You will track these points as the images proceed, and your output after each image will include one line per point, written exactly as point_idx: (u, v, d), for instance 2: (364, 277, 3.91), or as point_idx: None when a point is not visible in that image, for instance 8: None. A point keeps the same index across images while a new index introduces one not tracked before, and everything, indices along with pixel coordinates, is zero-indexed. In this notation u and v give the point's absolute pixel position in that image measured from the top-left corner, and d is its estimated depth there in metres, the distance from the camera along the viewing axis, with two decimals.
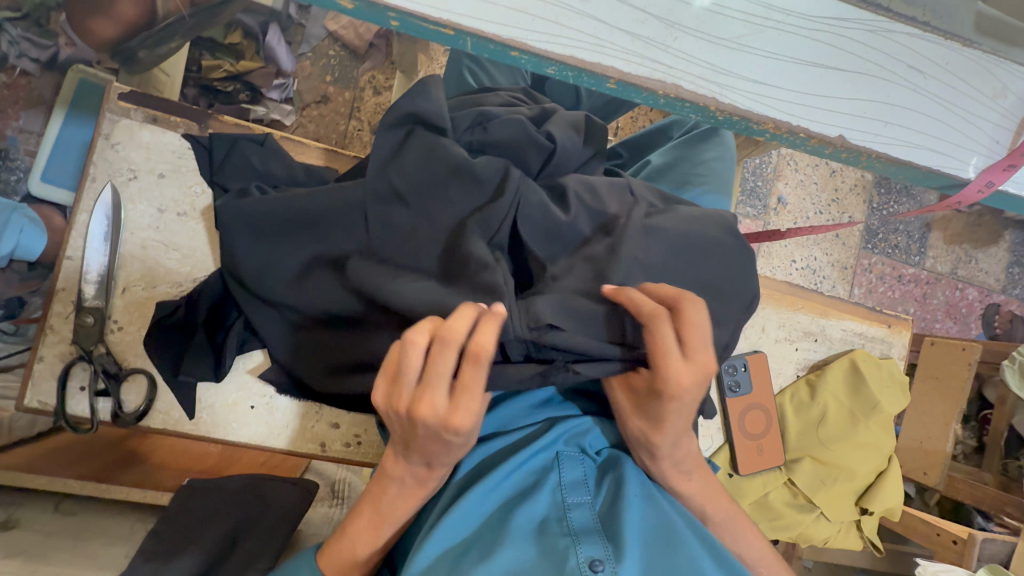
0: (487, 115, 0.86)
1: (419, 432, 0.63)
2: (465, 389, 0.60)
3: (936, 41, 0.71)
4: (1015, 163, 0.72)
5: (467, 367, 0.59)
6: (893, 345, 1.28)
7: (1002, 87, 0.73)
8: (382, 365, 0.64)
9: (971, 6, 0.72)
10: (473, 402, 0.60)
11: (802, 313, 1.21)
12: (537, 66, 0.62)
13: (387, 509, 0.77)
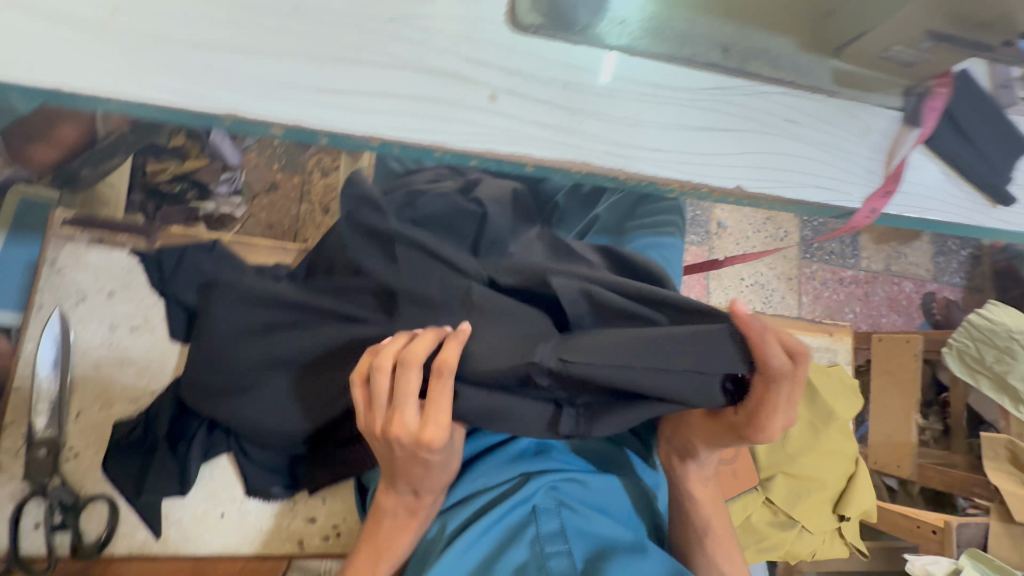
0: (416, 193, 0.97)
1: (404, 447, 0.76)
2: (432, 408, 0.71)
3: (803, 95, 0.82)
4: (889, 189, 0.83)
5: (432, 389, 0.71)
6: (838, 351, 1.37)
7: (867, 126, 0.85)
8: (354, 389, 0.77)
9: (828, 62, 0.84)
10: (440, 414, 0.71)
11: None
12: (461, 160, 0.69)
13: (382, 540, 0.92)
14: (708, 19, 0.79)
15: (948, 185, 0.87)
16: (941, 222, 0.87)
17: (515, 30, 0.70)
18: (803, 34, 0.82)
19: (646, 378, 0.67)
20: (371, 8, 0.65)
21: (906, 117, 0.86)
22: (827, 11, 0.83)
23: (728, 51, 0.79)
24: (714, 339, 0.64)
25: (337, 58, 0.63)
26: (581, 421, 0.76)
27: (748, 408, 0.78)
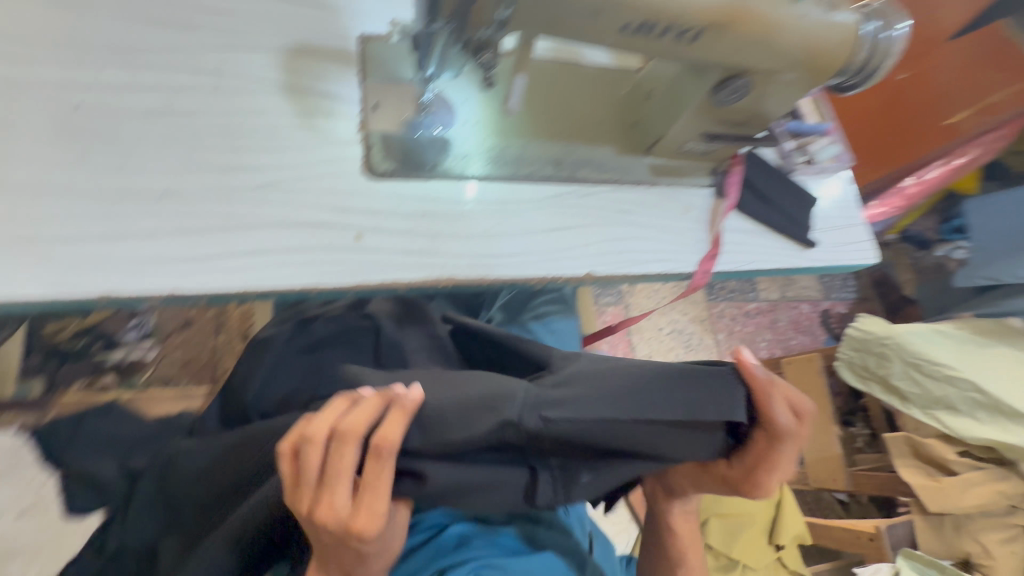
0: (308, 318, 0.97)
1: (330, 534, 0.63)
2: (366, 487, 0.61)
3: (628, 189, 0.99)
4: (715, 252, 0.99)
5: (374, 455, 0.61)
6: None
7: (687, 205, 1.03)
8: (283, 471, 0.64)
9: (643, 159, 1.01)
10: (374, 497, 0.60)
11: None
12: (337, 294, 0.78)
13: None
14: (537, 141, 0.94)
15: (762, 239, 1.05)
16: (765, 269, 1.04)
17: (370, 176, 0.83)
18: (618, 142, 1.01)
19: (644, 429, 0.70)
20: (235, 181, 0.75)
21: (716, 191, 1.06)
22: (632, 121, 1.01)
23: (559, 164, 0.95)
24: (679, 382, 0.71)
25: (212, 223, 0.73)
26: (559, 488, 0.74)
27: (744, 465, 0.79)
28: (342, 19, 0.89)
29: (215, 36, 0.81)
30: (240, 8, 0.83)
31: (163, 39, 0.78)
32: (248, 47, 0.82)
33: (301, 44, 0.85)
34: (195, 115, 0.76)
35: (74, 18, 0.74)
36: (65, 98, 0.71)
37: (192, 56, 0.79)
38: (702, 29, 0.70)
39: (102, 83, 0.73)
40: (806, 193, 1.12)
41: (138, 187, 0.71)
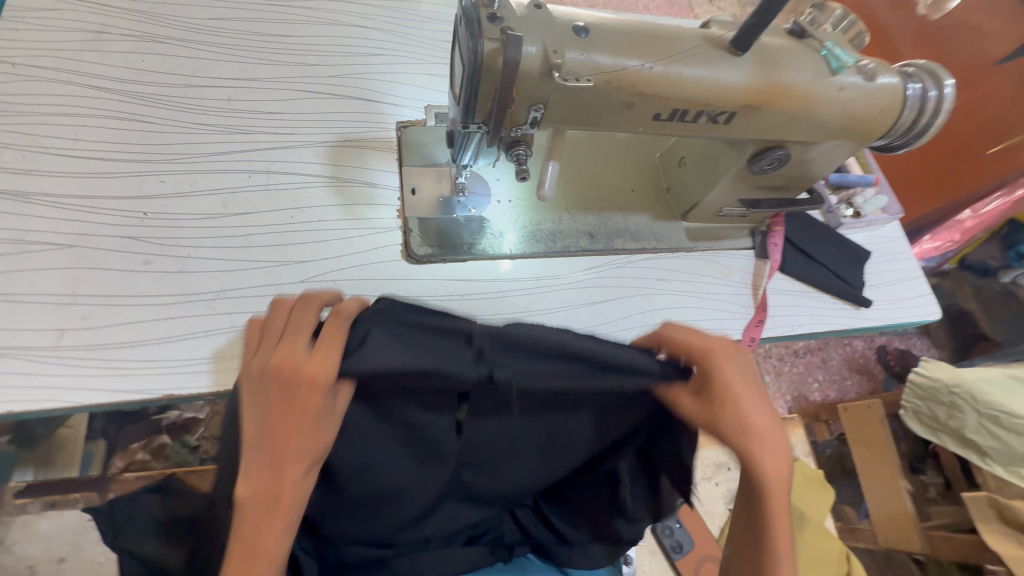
0: None
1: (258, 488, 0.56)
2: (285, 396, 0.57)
3: (665, 257, 0.98)
4: (762, 318, 0.95)
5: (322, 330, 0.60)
6: (795, 445, 1.41)
7: (727, 269, 1.00)
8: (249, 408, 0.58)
9: (679, 225, 1.00)
10: (288, 437, 0.57)
11: (705, 448, 1.34)
12: None
13: None
14: (571, 214, 0.95)
15: (810, 301, 1.01)
16: (815, 332, 0.99)
17: (411, 262, 0.85)
18: (653, 209, 1.00)
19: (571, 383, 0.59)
20: (285, 275, 0.78)
21: (759, 252, 1.02)
22: (666, 187, 1.01)
23: (594, 236, 0.95)
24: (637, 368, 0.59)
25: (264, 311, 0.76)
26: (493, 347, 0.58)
27: (713, 398, 0.61)
28: (379, 111, 0.94)
29: (265, 138, 0.86)
30: (287, 110, 0.89)
31: (221, 145, 0.84)
32: (295, 145, 0.87)
33: (343, 138, 0.90)
34: (248, 215, 0.80)
35: (142, 133, 0.81)
36: (132, 209, 0.76)
37: (245, 159, 0.84)
38: (734, 112, 0.70)
39: (165, 191, 0.78)
40: (856, 248, 1.08)
41: (195, 288, 0.74)
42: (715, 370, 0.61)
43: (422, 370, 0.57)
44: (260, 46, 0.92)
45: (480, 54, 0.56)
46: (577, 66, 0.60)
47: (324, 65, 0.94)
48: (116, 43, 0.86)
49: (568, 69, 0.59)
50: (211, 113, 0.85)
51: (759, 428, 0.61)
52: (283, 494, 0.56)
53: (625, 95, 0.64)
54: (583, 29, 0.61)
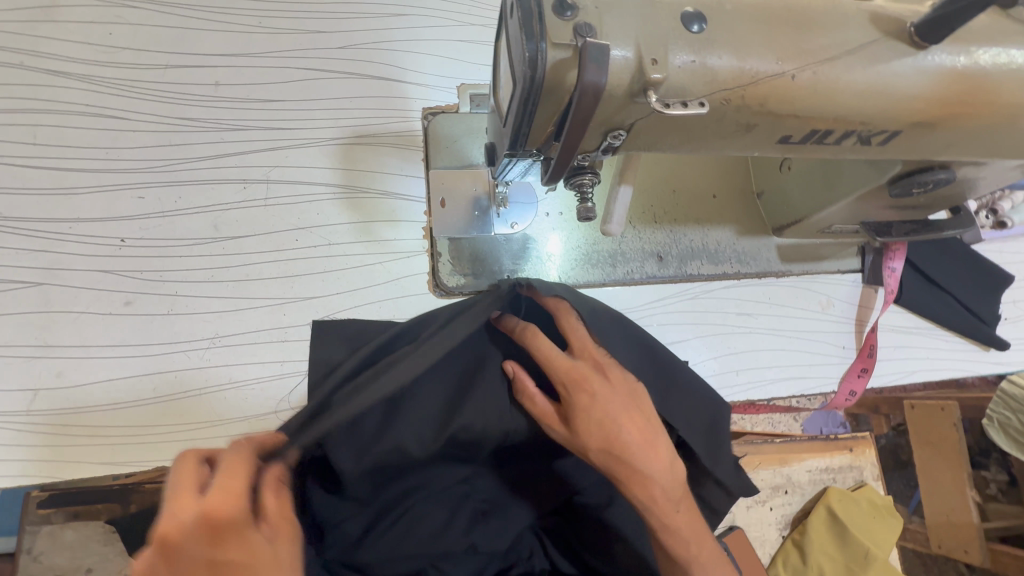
0: None
1: None
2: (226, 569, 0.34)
3: (748, 284, 0.80)
4: (866, 365, 0.79)
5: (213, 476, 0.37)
6: (864, 468, 1.14)
7: (826, 298, 0.81)
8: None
9: (769, 242, 0.81)
10: None
11: (762, 470, 1.12)
12: None
13: None
14: (635, 230, 0.77)
15: (925, 342, 0.82)
16: (926, 380, 0.81)
17: (440, 293, 0.70)
18: (738, 221, 0.80)
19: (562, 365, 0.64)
20: (290, 316, 0.65)
21: (869, 276, 0.82)
22: (757, 192, 0.81)
23: (664, 258, 0.77)
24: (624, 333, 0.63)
25: (270, 351, 0.64)
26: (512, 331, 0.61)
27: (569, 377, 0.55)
28: (401, 94, 0.75)
29: (262, 135, 0.70)
30: (289, 96, 0.71)
31: (210, 145, 0.68)
32: (299, 143, 0.70)
33: (356, 133, 0.72)
34: (245, 239, 0.66)
35: (115, 133, 0.66)
36: (109, 235, 0.63)
37: (239, 164, 0.68)
38: (900, 132, 0.48)
39: (146, 210, 0.65)
40: (1001, 272, 0.84)
41: (185, 334, 0.62)
42: (542, 338, 0.56)
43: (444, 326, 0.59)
44: (251, 7, 0.73)
45: (540, 68, 0.37)
46: (685, 81, 0.40)
47: (333, 33, 0.74)
48: (78, 10, 0.68)
49: (672, 87, 0.39)
50: (196, 104, 0.69)
51: (613, 394, 0.54)
52: None
53: (747, 117, 0.44)
54: (696, 17, 0.40)
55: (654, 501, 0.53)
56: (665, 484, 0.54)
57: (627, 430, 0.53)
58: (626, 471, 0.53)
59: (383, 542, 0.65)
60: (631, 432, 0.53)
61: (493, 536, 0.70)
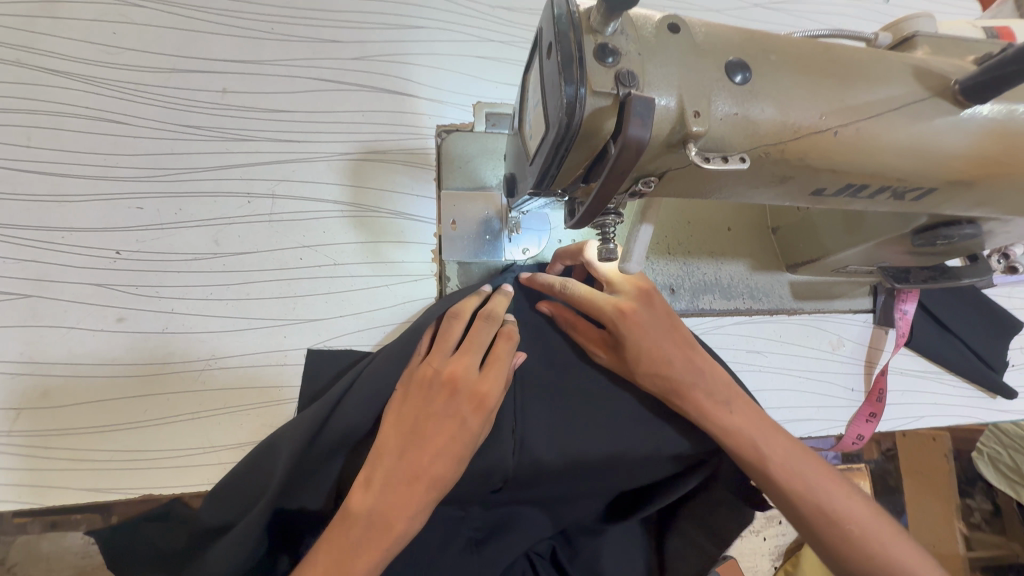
0: None
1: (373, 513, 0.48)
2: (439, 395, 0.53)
3: (759, 320, 0.79)
4: (875, 410, 0.77)
5: (484, 327, 0.57)
6: None
7: (837, 338, 0.80)
8: (402, 416, 0.52)
9: (783, 277, 0.79)
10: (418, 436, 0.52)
11: None
12: None
13: None
14: (648, 261, 0.75)
15: (933, 386, 0.81)
16: (932, 426, 0.80)
17: None
18: (752, 254, 0.79)
19: (580, 394, 0.67)
20: (291, 339, 0.63)
21: (880, 317, 0.81)
22: (772, 227, 0.80)
23: (675, 291, 0.75)
24: None
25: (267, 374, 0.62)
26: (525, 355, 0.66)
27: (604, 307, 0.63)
28: (414, 110, 0.72)
29: (269, 147, 0.67)
30: (299, 107, 0.69)
31: (214, 154, 0.65)
32: (307, 157, 0.68)
33: (367, 149, 0.70)
34: (246, 256, 0.63)
35: (115, 138, 0.63)
36: (103, 247, 0.60)
37: (244, 176, 0.66)
38: (934, 190, 0.47)
39: (144, 222, 0.62)
40: (1011, 316, 0.84)
41: (180, 354, 0.59)
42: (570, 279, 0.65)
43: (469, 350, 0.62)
44: (262, 11, 0.70)
45: (577, 116, 0.35)
46: (726, 134, 0.38)
47: (347, 43, 0.72)
48: (81, 7, 0.65)
49: (712, 140, 0.38)
50: (202, 112, 0.66)
51: (646, 311, 0.64)
52: (391, 520, 0.47)
53: (785, 170, 0.42)
54: (739, 66, 0.38)
55: (708, 410, 0.60)
56: (705, 389, 0.62)
57: (665, 339, 0.63)
58: (673, 382, 0.61)
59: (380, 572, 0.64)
60: (667, 353, 0.62)
61: (489, 566, 0.68)
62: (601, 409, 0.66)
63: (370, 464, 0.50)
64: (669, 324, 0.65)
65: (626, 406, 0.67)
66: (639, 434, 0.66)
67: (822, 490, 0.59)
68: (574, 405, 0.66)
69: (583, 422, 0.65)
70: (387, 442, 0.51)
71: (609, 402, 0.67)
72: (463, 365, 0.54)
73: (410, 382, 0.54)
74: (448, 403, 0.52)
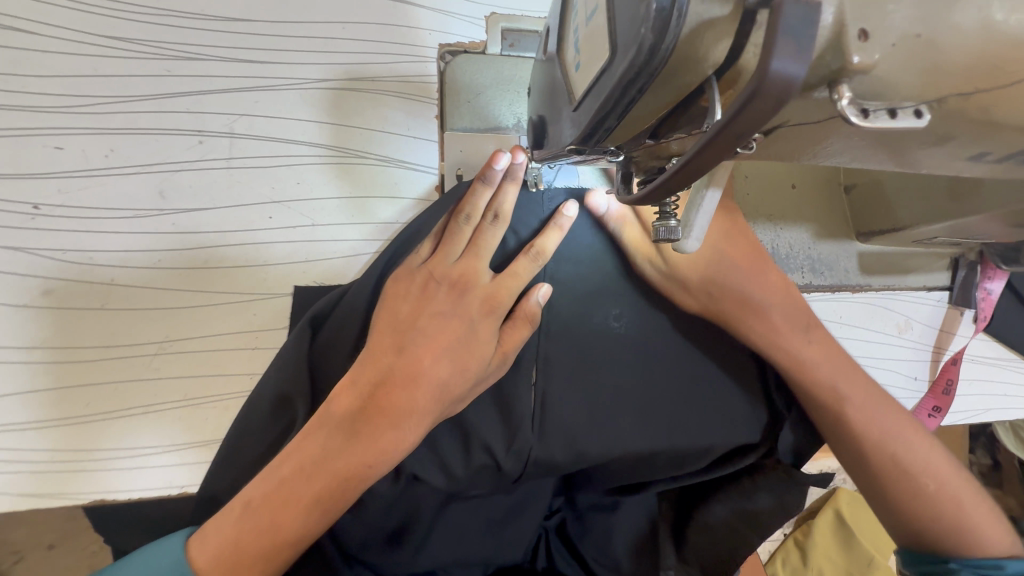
0: None
1: (363, 419, 0.46)
2: (437, 300, 0.51)
3: (818, 298, 0.67)
4: (941, 404, 0.67)
5: (488, 228, 0.52)
6: None
7: (905, 321, 0.69)
8: (394, 319, 0.50)
9: (851, 248, 0.67)
10: (419, 342, 0.50)
11: None
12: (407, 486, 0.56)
13: None
14: None
15: (1007, 376, 0.70)
16: (998, 419, 0.71)
17: None
18: (818, 219, 0.66)
19: (615, 386, 0.59)
20: (261, 316, 0.52)
21: (956, 297, 0.69)
22: (846, 184, 0.66)
23: None
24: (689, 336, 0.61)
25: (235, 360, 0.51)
26: (557, 347, 0.58)
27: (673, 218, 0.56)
28: (411, 22, 0.56)
29: (225, 70, 0.52)
30: (263, 16, 0.53)
31: (151, 78, 0.51)
32: (273, 84, 0.53)
33: (350, 75, 0.55)
34: (202, 213, 0.51)
35: (20, 55, 0.49)
36: (17, 199, 0.48)
37: (193, 108, 0.51)
38: None
39: (67, 166, 0.49)
40: None
41: (126, 335, 0.49)
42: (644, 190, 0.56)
43: None
44: None
45: (671, 36, 0.22)
46: (897, 72, 0.24)
47: None
48: None
49: (875, 79, 0.24)
50: (135, 20, 0.51)
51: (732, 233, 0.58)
52: (379, 425, 0.46)
53: (951, 126, 0.28)
54: None
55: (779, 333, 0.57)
56: (790, 322, 0.58)
57: (748, 264, 0.58)
58: (747, 309, 0.57)
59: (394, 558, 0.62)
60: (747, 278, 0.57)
61: (507, 545, 0.67)
62: (636, 401, 0.60)
63: (362, 364, 0.48)
64: (751, 248, 0.59)
65: (661, 401, 0.60)
66: (664, 426, 0.60)
67: (886, 443, 0.55)
68: (609, 400, 0.59)
69: (613, 417, 0.59)
70: (381, 339, 0.49)
71: (641, 391, 0.60)
72: (473, 268, 0.52)
73: (410, 281, 0.51)
74: (454, 307, 0.52)
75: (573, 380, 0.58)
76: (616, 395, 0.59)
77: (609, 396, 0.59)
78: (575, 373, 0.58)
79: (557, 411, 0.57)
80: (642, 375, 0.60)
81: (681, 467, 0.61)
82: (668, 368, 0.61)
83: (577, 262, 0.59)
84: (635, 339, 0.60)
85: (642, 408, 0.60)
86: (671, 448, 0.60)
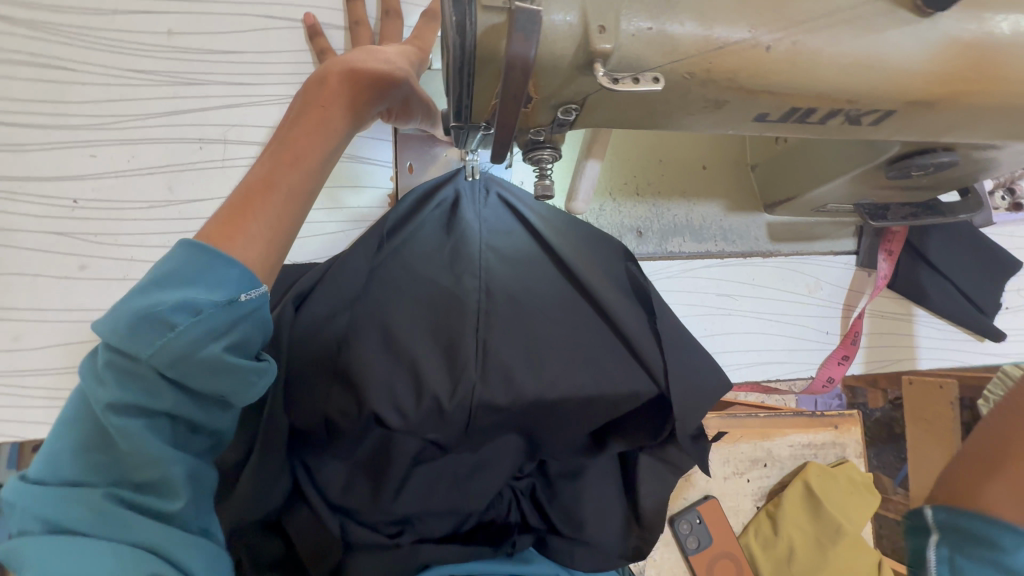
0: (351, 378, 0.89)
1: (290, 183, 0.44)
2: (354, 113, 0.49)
3: (733, 263, 0.76)
4: (849, 353, 0.76)
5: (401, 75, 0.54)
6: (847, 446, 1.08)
7: (815, 281, 0.77)
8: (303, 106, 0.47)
9: (760, 219, 0.76)
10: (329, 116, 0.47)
11: (742, 443, 1.04)
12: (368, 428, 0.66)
13: None
14: (615, 203, 0.74)
15: (912, 329, 0.78)
16: (909, 368, 0.78)
17: (397, 255, 0.68)
18: (727, 195, 0.76)
19: (548, 335, 0.68)
20: None
21: (862, 259, 0.77)
22: (751, 164, 0.76)
23: (643, 235, 0.74)
24: (615, 292, 0.70)
25: None
26: (497, 303, 0.67)
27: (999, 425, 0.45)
28: None
29: (220, 91, 0.66)
30: (248, 46, 0.67)
31: (164, 100, 0.65)
32: (258, 101, 0.66)
33: None
34: (203, 203, 0.64)
35: (61, 86, 0.63)
36: (60, 196, 0.61)
37: (196, 122, 0.65)
38: (895, 112, 0.43)
39: (98, 170, 0.62)
40: (1009, 258, 0.79)
41: None
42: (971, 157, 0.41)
43: (437, 295, 0.67)
44: None
45: (469, 35, 0.33)
46: (640, 52, 0.35)
47: None
48: None
49: (623, 58, 0.35)
50: (149, 54, 0.65)
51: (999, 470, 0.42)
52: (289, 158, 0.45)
53: (716, 92, 0.39)
54: None
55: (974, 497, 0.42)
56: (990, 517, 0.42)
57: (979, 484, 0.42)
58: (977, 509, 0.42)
59: (374, 502, 0.68)
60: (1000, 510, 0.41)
61: (472, 495, 0.72)
62: (566, 349, 0.68)
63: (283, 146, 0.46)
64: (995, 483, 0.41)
65: (591, 348, 0.69)
66: (591, 371, 0.67)
67: None
68: (543, 346, 0.68)
69: (547, 361, 0.67)
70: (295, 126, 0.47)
71: (571, 339, 0.68)
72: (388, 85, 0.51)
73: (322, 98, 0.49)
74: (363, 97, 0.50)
75: (511, 331, 0.67)
76: (550, 341, 0.68)
77: (543, 342, 0.68)
78: (511, 325, 0.67)
79: (493, 354, 0.66)
80: (571, 324, 0.69)
81: (611, 408, 0.68)
82: (594, 324, 0.70)
83: (509, 234, 0.70)
84: (563, 297, 0.70)
85: (573, 354, 0.68)
86: (601, 393, 0.67)
